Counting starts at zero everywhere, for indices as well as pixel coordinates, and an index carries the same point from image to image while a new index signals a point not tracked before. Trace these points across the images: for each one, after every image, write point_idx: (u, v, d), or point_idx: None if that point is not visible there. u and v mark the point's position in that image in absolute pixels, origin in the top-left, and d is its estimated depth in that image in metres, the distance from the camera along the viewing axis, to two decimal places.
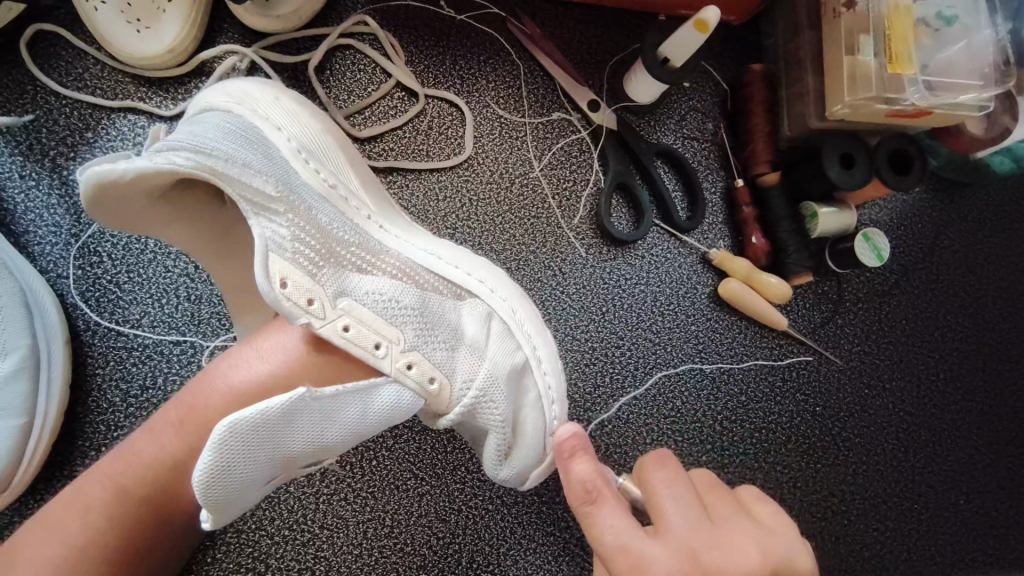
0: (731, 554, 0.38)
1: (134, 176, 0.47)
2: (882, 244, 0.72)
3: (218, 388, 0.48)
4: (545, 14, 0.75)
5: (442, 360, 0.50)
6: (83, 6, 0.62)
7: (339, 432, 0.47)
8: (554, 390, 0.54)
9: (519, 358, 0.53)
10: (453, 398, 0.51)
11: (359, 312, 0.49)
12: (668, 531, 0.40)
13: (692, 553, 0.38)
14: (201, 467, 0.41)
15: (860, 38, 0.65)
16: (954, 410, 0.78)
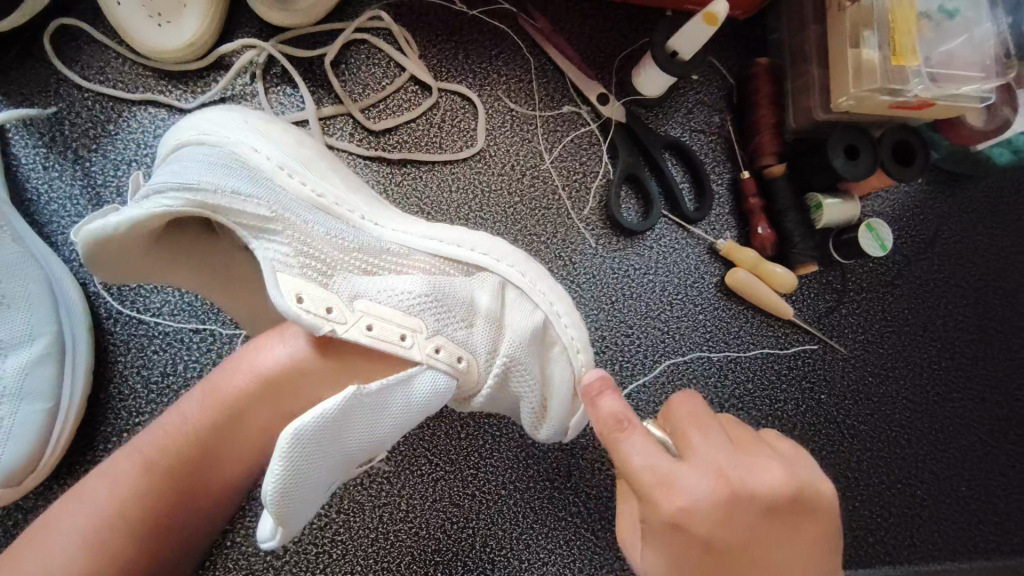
0: (757, 471, 0.40)
1: (126, 227, 0.46)
2: (886, 235, 0.74)
3: (244, 373, 0.49)
4: (555, 9, 0.76)
5: (466, 339, 0.51)
6: (105, 1, 0.63)
7: (391, 425, 0.48)
8: (579, 339, 0.56)
9: (539, 319, 0.55)
10: (484, 373, 0.53)
11: (376, 309, 0.49)
12: (694, 452, 0.41)
13: (721, 472, 0.39)
14: (273, 480, 0.42)
15: (863, 33, 0.67)
16: (956, 399, 0.79)
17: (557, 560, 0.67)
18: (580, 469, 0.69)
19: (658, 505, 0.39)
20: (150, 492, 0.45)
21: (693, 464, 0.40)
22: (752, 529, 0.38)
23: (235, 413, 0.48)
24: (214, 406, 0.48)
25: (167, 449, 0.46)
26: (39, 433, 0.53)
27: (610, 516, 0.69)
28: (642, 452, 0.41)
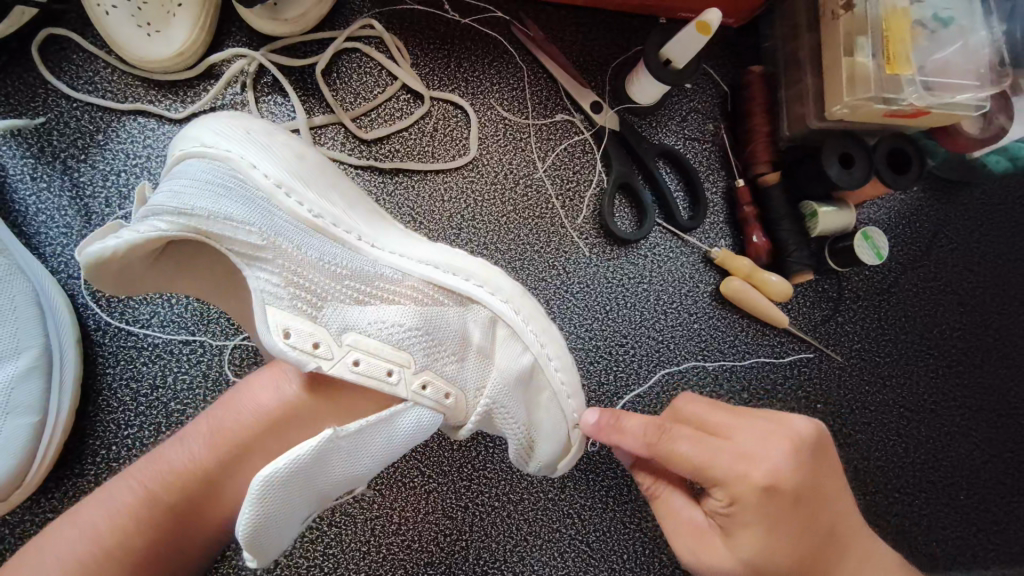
0: (788, 421, 0.49)
1: (124, 249, 0.45)
2: (882, 243, 0.73)
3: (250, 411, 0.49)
4: (548, 17, 0.76)
5: (453, 373, 0.52)
6: (94, 10, 0.62)
7: (367, 462, 0.48)
8: (568, 384, 0.56)
9: (529, 360, 0.55)
10: (469, 406, 0.54)
11: (364, 345, 0.49)
12: (734, 429, 0.48)
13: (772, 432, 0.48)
14: (246, 519, 0.41)
15: (857, 40, 0.67)
16: (953, 407, 0.78)
17: (551, 572, 0.66)
18: (575, 481, 0.69)
19: (749, 479, 0.45)
20: (148, 520, 0.45)
21: (749, 437, 0.47)
22: (815, 467, 0.48)
23: (241, 449, 0.48)
24: (215, 440, 0.48)
25: (169, 480, 0.46)
26: (25, 448, 0.53)
27: (605, 527, 0.68)
28: (705, 451, 0.46)
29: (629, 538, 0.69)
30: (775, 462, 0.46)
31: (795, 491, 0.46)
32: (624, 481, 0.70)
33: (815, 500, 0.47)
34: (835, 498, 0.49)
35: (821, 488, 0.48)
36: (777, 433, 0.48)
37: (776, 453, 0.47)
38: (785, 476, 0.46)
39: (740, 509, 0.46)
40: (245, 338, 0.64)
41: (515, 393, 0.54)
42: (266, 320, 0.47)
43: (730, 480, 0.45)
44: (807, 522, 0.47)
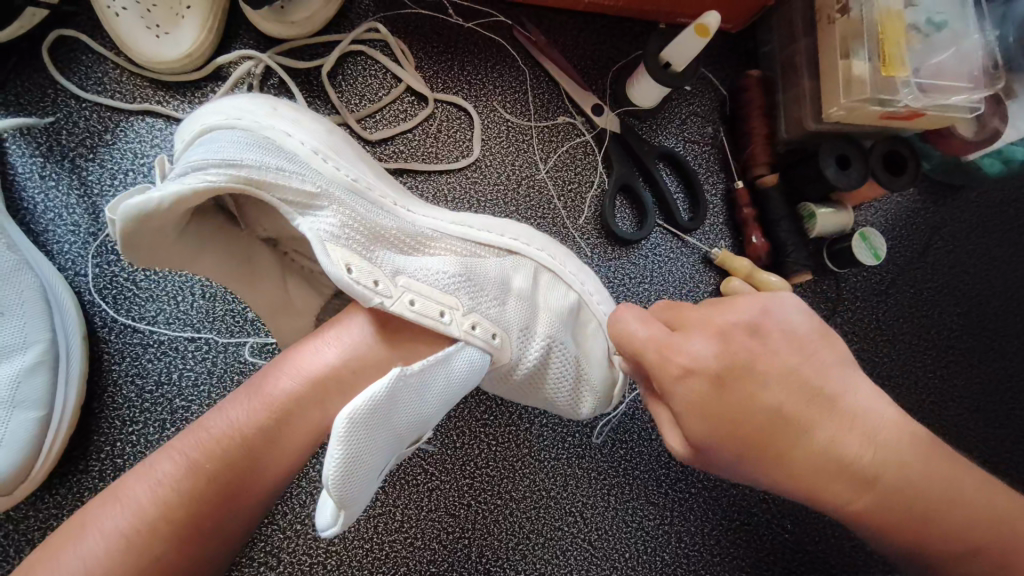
0: (732, 308, 0.47)
1: (171, 203, 0.44)
2: (879, 243, 0.75)
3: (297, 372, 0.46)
4: (550, 22, 0.77)
5: (497, 316, 0.53)
6: (104, 12, 0.63)
7: (433, 405, 0.48)
8: (610, 314, 0.62)
9: (573, 298, 0.59)
10: (521, 350, 0.54)
11: (418, 285, 0.50)
12: (685, 321, 0.48)
13: (710, 322, 0.46)
14: (333, 459, 0.40)
15: (853, 45, 0.68)
16: (951, 406, 0.79)
17: (554, 570, 0.66)
18: (577, 479, 0.69)
19: (670, 362, 0.45)
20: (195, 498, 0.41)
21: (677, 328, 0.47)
22: (756, 349, 0.45)
23: (286, 415, 0.44)
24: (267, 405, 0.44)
25: (214, 452, 0.42)
26: (31, 442, 0.53)
27: (607, 525, 0.69)
28: (652, 331, 0.47)
29: (631, 537, 0.69)
30: (704, 348, 0.45)
31: (722, 375, 0.44)
32: (625, 480, 0.70)
33: (750, 380, 0.44)
34: (786, 383, 0.44)
35: (760, 370, 0.44)
36: (706, 324, 0.46)
37: (703, 341, 0.45)
38: (711, 360, 0.45)
39: (672, 396, 0.46)
40: (250, 336, 0.64)
41: (568, 326, 0.58)
42: (325, 259, 0.47)
43: (659, 364, 0.46)
44: (743, 408, 0.44)
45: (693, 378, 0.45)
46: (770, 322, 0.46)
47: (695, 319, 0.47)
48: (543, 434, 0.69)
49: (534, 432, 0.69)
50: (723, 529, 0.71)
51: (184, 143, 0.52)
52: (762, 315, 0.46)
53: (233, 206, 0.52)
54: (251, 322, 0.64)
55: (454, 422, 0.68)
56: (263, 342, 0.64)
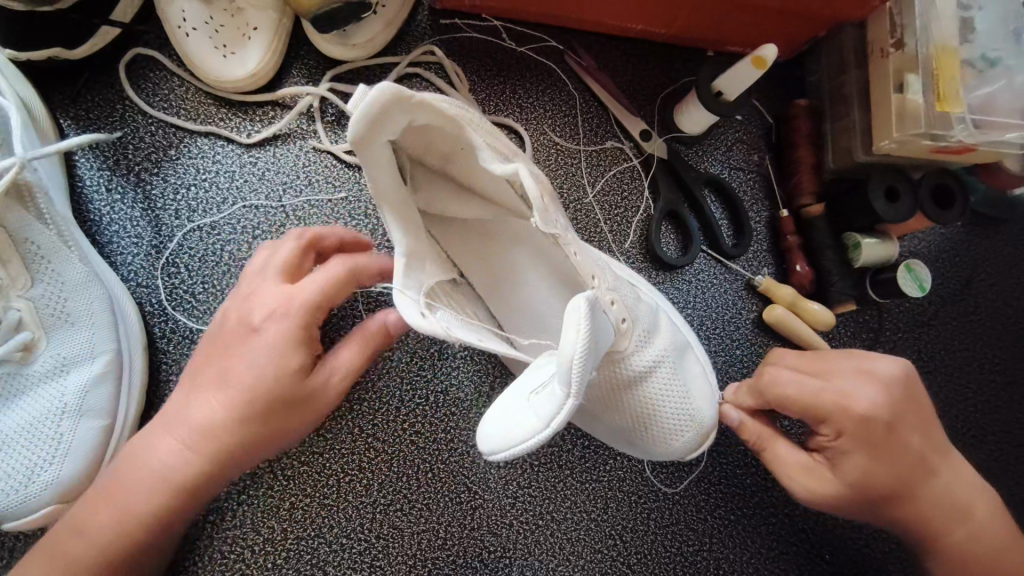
0: (877, 360, 0.56)
1: (415, 105, 0.44)
2: (924, 275, 0.75)
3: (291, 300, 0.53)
4: (601, 48, 0.78)
5: (631, 306, 0.56)
6: (173, 32, 0.65)
7: (611, 335, 0.51)
8: (707, 366, 0.65)
9: (682, 337, 0.63)
10: (631, 343, 0.56)
11: (581, 246, 0.52)
12: (832, 372, 0.55)
13: (862, 372, 0.55)
14: (577, 353, 0.42)
15: (907, 78, 0.68)
16: (991, 441, 0.78)
17: None
18: (618, 502, 0.69)
19: (850, 410, 0.53)
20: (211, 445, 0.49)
21: (837, 375, 0.55)
22: (905, 402, 0.55)
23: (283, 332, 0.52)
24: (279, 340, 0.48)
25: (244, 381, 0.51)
26: (97, 448, 0.55)
27: (646, 549, 0.69)
28: (807, 389, 0.55)
29: (670, 561, 0.69)
30: (872, 396, 0.53)
31: (892, 420, 0.53)
32: (665, 505, 0.70)
33: (907, 424, 0.54)
34: (923, 435, 0.55)
35: (915, 415, 0.55)
36: (866, 373, 0.55)
37: (869, 389, 0.54)
38: (882, 409, 0.53)
39: (846, 440, 0.54)
40: None
41: (678, 357, 0.60)
42: (530, 195, 0.46)
43: (834, 414, 0.53)
44: (899, 452, 0.54)
45: (869, 422, 0.53)
46: (910, 380, 0.56)
47: (843, 367, 0.55)
48: (585, 456, 0.70)
49: (577, 454, 0.70)
50: (762, 557, 0.71)
51: None
52: (905, 371, 0.56)
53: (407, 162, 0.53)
54: None
55: None
56: None
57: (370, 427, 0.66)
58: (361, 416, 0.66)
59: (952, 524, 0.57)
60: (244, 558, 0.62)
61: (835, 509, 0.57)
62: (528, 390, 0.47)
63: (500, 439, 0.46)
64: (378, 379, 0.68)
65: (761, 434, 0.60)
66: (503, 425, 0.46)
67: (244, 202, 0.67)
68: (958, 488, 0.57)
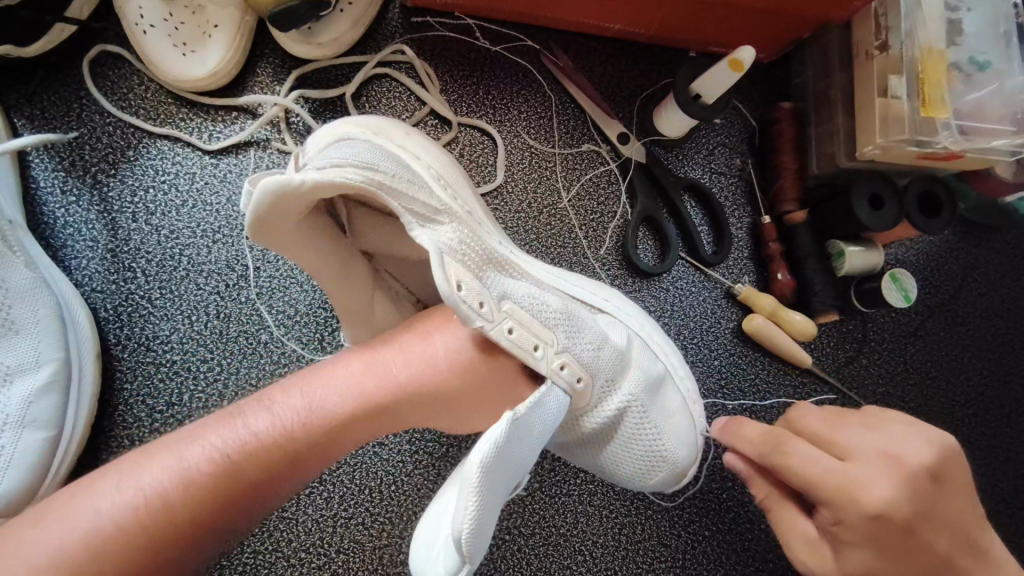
0: (905, 442, 0.47)
1: (307, 191, 0.44)
2: (910, 285, 0.72)
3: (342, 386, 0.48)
4: (579, 48, 0.76)
5: (589, 362, 0.52)
6: (131, 30, 0.63)
7: (534, 447, 0.47)
8: (692, 393, 0.62)
9: (661, 367, 0.59)
10: (594, 395, 0.53)
11: (521, 314, 0.49)
12: (852, 451, 0.48)
13: (886, 455, 0.47)
14: (467, 518, 0.40)
15: (892, 80, 0.66)
16: (979, 455, 0.76)
17: None
18: (588, 517, 0.67)
19: (859, 503, 0.45)
20: (268, 453, 0.45)
21: (856, 463, 0.47)
22: (929, 494, 0.46)
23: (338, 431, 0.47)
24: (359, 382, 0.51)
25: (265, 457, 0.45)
26: (40, 461, 0.53)
27: (617, 565, 0.67)
28: (819, 468, 0.47)
29: None
30: (889, 489, 0.45)
31: (911, 519, 0.45)
32: (638, 519, 0.68)
33: (929, 522, 0.46)
34: (952, 533, 0.47)
35: (940, 511, 0.46)
36: (889, 458, 0.46)
37: (888, 480, 0.45)
38: (899, 504, 0.45)
39: (849, 534, 0.46)
40: (263, 359, 0.64)
41: (650, 396, 0.57)
42: (440, 273, 0.46)
43: (840, 503, 0.46)
44: (920, 552, 0.46)
45: (883, 519, 0.45)
46: (944, 465, 0.47)
47: (864, 448, 0.48)
48: (555, 469, 0.68)
49: (546, 468, 0.68)
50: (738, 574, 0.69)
51: (312, 147, 0.51)
52: (940, 460, 0.47)
53: (344, 215, 0.52)
54: (264, 345, 0.64)
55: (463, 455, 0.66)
56: (277, 367, 0.64)
57: None
58: None
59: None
60: None
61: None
62: (440, 511, 0.45)
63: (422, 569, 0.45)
64: None
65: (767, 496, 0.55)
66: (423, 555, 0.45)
67: (205, 205, 0.65)
68: None
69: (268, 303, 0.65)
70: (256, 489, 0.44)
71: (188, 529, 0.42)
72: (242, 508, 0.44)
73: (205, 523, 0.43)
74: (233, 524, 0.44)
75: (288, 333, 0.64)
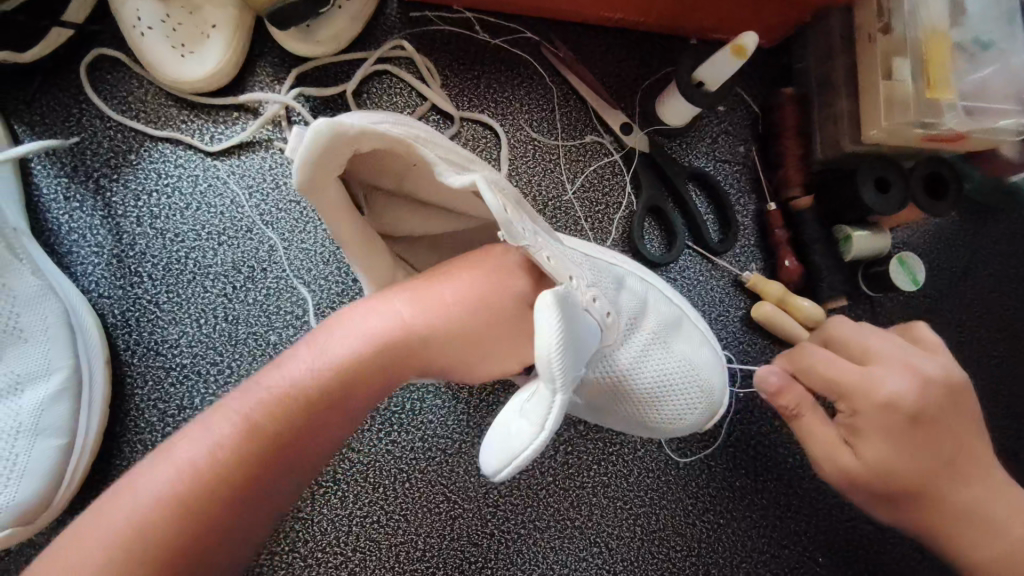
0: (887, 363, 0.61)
1: (358, 134, 0.42)
2: (917, 268, 0.72)
3: (357, 329, 0.44)
4: (578, 38, 0.75)
5: (614, 299, 0.53)
6: (128, 31, 0.63)
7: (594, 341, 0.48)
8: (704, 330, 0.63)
9: (676, 310, 0.61)
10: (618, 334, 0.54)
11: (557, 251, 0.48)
12: (880, 356, 0.57)
13: (908, 363, 0.56)
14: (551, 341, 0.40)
15: (896, 62, 0.66)
16: (992, 436, 0.76)
17: None
18: (603, 509, 0.67)
19: (869, 393, 0.55)
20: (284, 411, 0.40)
21: (871, 367, 0.56)
22: (932, 410, 0.55)
23: (366, 371, 0.43)
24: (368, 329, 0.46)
25: (289, 405, 0.40)
26: (52, 470, 0.52)
27: (633, 557, 0.67)
28: (839, 369, 0.57)
29: (658, 568, 0.67)
30: (900, 383, 0.55)
31: (915, 412, 0.54)
32: (653, 510, 0.68)
33: (931, 426, 0.55)
34: (955, 441, 0.55)
35: (939, 420, 0.55)
36: (909, 367, 0.56)
37: (900, 377, 0.55)
38: (908, 397, 0.54)
39: (860, 418, 0.56)
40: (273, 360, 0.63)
41: (669, 332, 0.58)
42: (490, 204, 0.44)
43: (853, 392, 0.56)
44: (925, 442, 0.55)
45: (893, 411, 0.54)
46: (951, 386, 0.56)
47: (879, 350, 0.58)
48: (568, 463, 0.67)
49: (559, 462, 0.67)
50: (754, 562, 0.69)
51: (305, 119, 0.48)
52: (949, 379, 0.56)
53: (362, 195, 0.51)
54: (273, 346, 0.64)
55: (477, 449, 0.66)
56: None
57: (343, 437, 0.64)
58: None
59: (976, 537, 0.55)
60: None
61: (850, 485, 0.58)
62: (517, 408, 0.45)
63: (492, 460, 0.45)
64: None
65: (800, 402, 0.60)
66: (494, 443, 0.45)
67: (210, 206, 0.65)
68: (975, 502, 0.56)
69: (276, 303, 0.64)
70: (296, 445, 0.40)
71: (219, 511, 0.37)
72: (280, 473, 0.40)
73: (245, 495, 0.38)
74: (282, 480, 0.40)
75: (296, 334, 0.64)
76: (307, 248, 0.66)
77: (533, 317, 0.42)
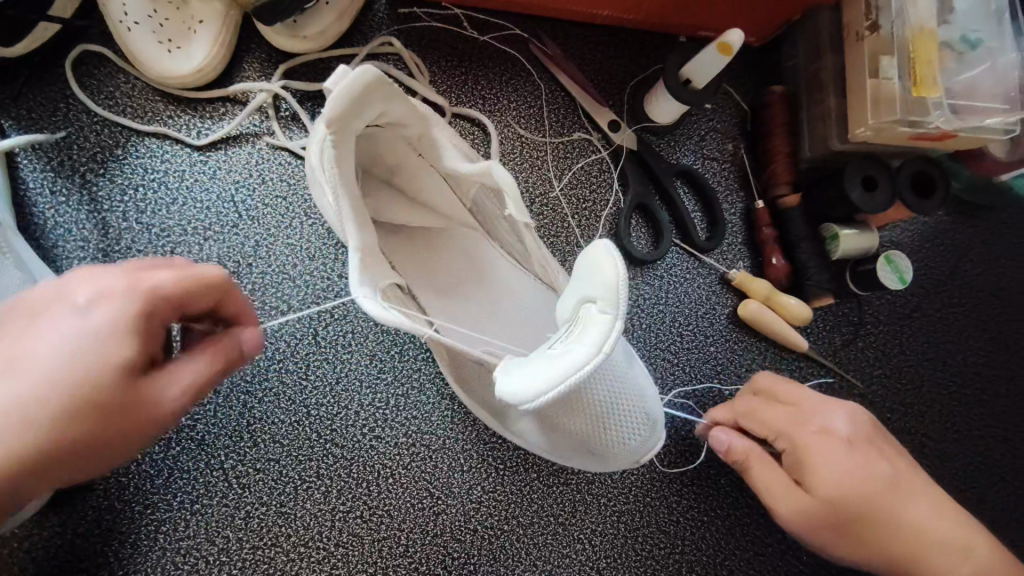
0: None
1: (382, 98, 0.47)
2: (905, 266, 0.72)
3: (68, 305, 0.41)
4: (567, 35, 0.75)
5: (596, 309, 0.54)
6: (115, 26, 0.63)
7: None
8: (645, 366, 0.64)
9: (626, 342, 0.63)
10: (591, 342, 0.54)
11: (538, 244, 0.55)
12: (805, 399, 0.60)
13: (835, 401, 0.60)
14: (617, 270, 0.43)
15: (882, 62, 0.65)
16: (977, 436, 0.76)
17: None
18: (586, 505, 0.67)
19: (804, 427, 0.58)
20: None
21: (808, 407, 0.59)
22: (864, 436, 0.57)
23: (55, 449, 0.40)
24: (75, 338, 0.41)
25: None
26: None
27: (616, 553, 0.67)
28: (774, 413, 0.60)
29: (641, 565, 0.67)
30: (832, 416, 0.58)
31: (850, 436, 0.57)
32: (637, 507, 0.68)
33: (868, 449, 0.56)
34: (894, 465, 0.56)
35: (874, 445, 0.57)
36: (836, 404, 0.59)
37: (831, 411, 0.58)
38: (840, 426, 0.57)
39: (801, 447, 0.57)
40: (258, 355, 0.64)
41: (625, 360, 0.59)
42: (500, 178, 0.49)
43: (790, 428, 0.58)
44: (870, 467, 0.55)
45: (832, 437, 0.56)
46: (872, 421, 0.60)
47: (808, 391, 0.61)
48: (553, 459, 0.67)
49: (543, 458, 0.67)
50: (737, 559, 0.69)
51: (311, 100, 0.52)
52: (869, 415, 0.60)
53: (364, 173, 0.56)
54: None
55: (461, 445, 0.66)
56: (271, 361, 0.64)
57: (328, 432, 0.64)
58: (318, 421, 0.64)
59: (949, 563, 0.54)
60: (198, 569, 0.59)
61: (810, 532, 0.55)
62: (554, 350, 0.44)
63: (525, 392, 0.43)
64: (334, 377, 0.65)
65: (747, 452, 0.59)
66: (529, 373, 0.44)
67: (196, 201, 0.65)
68: (932, 523, 0.55)
69: (261, 298, 0.65)
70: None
71: None
72: None
73: None
74: None
75: (281, 329, 0.65)
76: (293, 244, 0.66)
77: (591, 255, 0.46)
